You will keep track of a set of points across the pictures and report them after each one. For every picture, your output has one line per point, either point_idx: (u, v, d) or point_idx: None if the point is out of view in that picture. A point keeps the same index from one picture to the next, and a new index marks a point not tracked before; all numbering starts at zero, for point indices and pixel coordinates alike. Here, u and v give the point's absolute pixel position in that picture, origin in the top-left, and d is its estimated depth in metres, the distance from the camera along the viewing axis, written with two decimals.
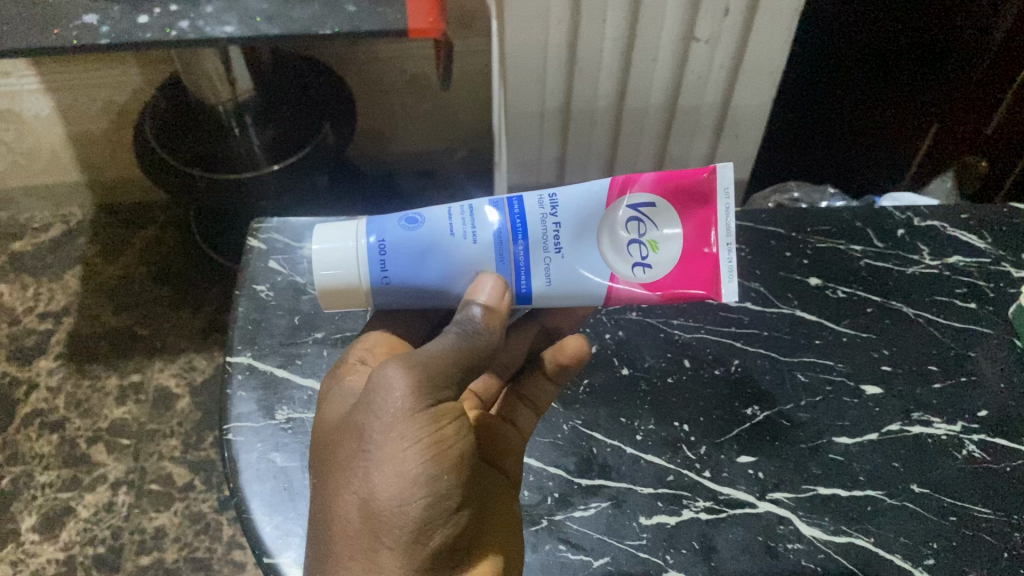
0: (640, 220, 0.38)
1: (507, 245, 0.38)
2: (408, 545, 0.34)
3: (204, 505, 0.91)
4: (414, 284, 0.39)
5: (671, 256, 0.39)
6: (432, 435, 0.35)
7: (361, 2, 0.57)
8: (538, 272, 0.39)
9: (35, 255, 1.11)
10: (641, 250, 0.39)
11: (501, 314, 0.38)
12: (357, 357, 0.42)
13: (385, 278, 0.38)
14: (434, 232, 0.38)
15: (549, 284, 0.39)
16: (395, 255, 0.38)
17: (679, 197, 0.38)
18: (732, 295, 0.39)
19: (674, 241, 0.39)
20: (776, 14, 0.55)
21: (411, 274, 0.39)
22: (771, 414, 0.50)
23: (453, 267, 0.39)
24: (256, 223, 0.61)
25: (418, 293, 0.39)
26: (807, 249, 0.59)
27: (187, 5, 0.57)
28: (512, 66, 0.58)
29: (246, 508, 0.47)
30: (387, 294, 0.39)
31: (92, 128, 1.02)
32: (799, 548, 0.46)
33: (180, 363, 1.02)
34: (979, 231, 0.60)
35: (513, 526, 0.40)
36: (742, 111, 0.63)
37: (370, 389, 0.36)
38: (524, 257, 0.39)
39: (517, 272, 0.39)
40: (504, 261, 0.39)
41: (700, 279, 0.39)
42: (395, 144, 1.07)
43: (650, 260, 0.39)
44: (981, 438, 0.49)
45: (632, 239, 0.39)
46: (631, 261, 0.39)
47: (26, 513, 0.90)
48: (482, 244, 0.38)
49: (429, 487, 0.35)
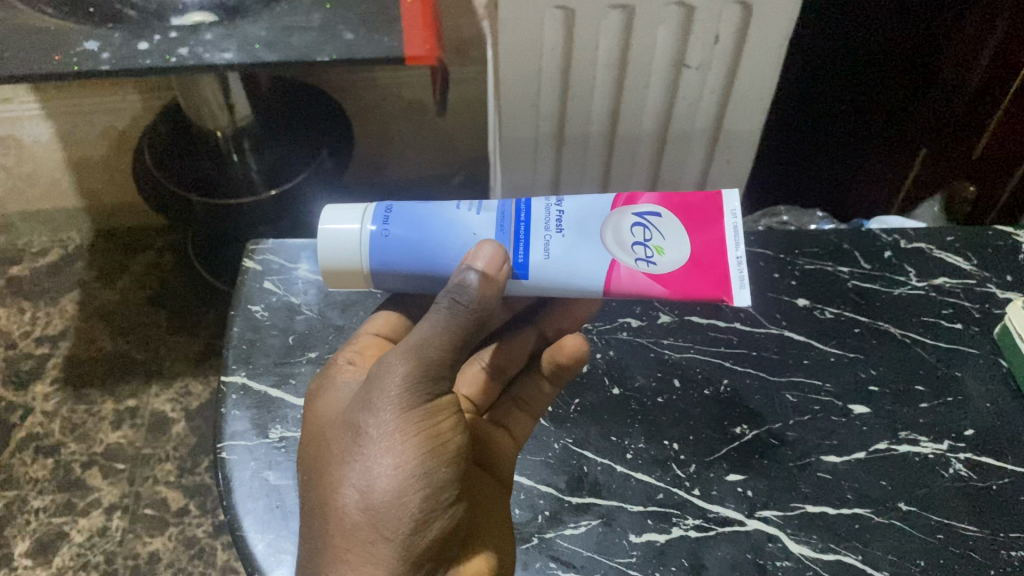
0: (645, 226, 0.40)
1: (509, 219, 0.40)
2: (407, 536, 0.35)
3: (199, 530, 0.91)
4: (413, 244, 0.40)
5: (677, 259, 0.39)
6: (431, 428, 0.36)
7: (359, 30, 0.58)
8: (537, 245, 0.40)
9: (34, 280, 1.12)
10: (646, 251, 0.39)
11: (496, 284, 0.37)
12: (345, 359, 0.44)
13: (385, 232, 0.40)
14: (437, 205, 0.41)
15: (546, 258, 0.40)
16: (398, 216, 0.41)
17: (685, 210, 0.40)
18: (743, 300, 0.38)
19: (680, 245, 0.39)
20: (765, 41, 0.56)
21: (412, 232, 0.40)
22: (760, 433, 0.51)
23: (453, 233, 0.40)
24: (253, 244, 0.62)
25: (414, 255, 0.40)
26: (796, 270, 0.60)
27: (187, 33, 0.58)
28: (506, 90, 0.60)
29: (239, 526, 0.47)
30: (384, 251, 0.40)
31: (91, 152, 1.04)
32: (788, 565, 0.46)
33: (176, 388, 1.02)
34: (965, 253, 0.61)
35: (504, 525, 0.41)
36: (734, 135, 0.64)
37: (370, 382, 0.37)
38: (525, 230, 0.40)
39: (515, 243, 0.40)
40: (504, 231, 0.40)
41: (709, 283, 0.39)
42: (391, 169, 1.09)
43: (655, 260, 0.39)
44: (967, 457, 0.50)
45: (637, 240, 0.39)
46: (633, 257, 0.39)
47: (19, 538, 0.90)
48: (484, 217, 0.41)
49: (427, 479, 0.36)
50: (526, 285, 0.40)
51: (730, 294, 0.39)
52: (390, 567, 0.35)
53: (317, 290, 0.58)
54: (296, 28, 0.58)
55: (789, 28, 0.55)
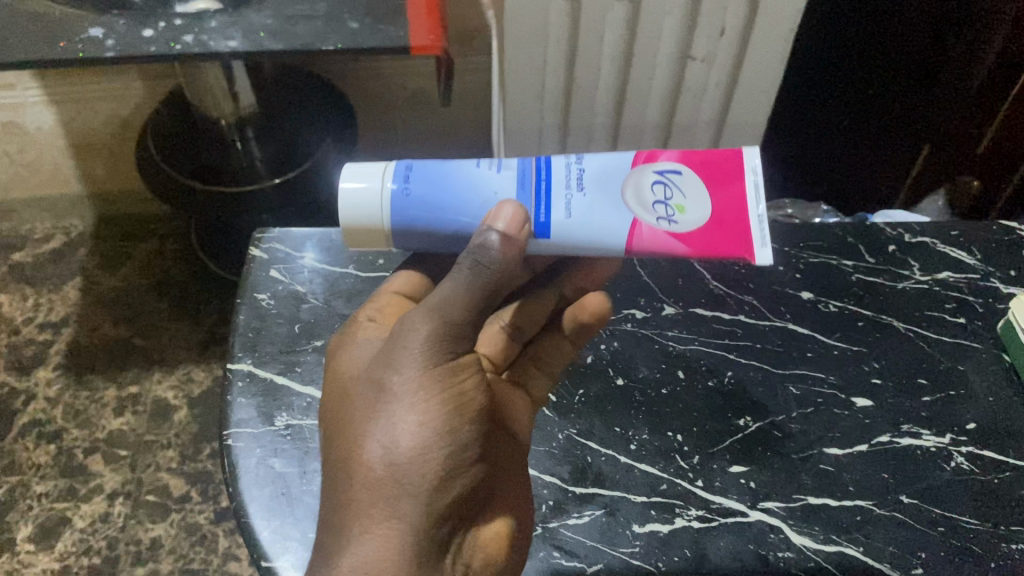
0: (666, 184, 0.39)
1: (530, 178, 0.40)
2: (430, 492, 0.36)
3: (201, 517, 0.91)
4: (435, 202, 0.39)
5: (699, 217, 0.39)
6: (454, 387, 0.37)
7: (364, 19, 0.58)
8: (559, 203, 0.39)
9: (36, 266, 1.12)
10: (667, 210, 0.39)
11: (518, 244, 0.37)
12: (367, 316, 0.43)
13: (406, 192, 0.39)
14: (459, 165, 0.41)
15: (568, 217, 0.39)
16: (420, 175, 0.40)
17: (706, 168, 0.40)
18: (765, 258, 0.38)
19: (701, 204, 0.39)
20: (772, 35, 0.56)
21: (433, 190, 0.39)
22: (762, 424, 0.51)
23: (475, 191, 0.40)
24: (258, 232, 0.62)
25: (437, 214, 0.39)
26: (800, 263, 0.60)
27: (192, 21, 0.58)
28: (511, 80, 0.60)
29: (245, 513, 0.47)
30: (405, 210, 0.39)
31: (94, 139, 1.04)
32: (789, 556, 0.46)
33: (179, 375, 1.02)
34: (968, 247, 0.61)
35: (523, 484, 0.42)
36: (739, 128, 0.64)
37: (394, 339, 0.37)
38: (546, 188, 0.39)
39: (536, 203, 0.39)
40: (524, 190, 0.40)
41: (731, 241, 0.38)
42: (395, 159, 1.09)
43: (677, 216, 0.39)
44: (969, 450, 0.50)
45: (658, 198, 0.39)
46: (654, 216, 0.39)
47: (22, 523, 0.90)
48: (506, 176, 0.40)
49: (449, 437, 0.36)
50: (547, 243, 0.39)
51: (752, 252, 0.38)
52: (414, 522, 0.35)
53: (323, 279, 0.58)
54: (301, 17, 0.58)
55: (795, 22, 0.55)
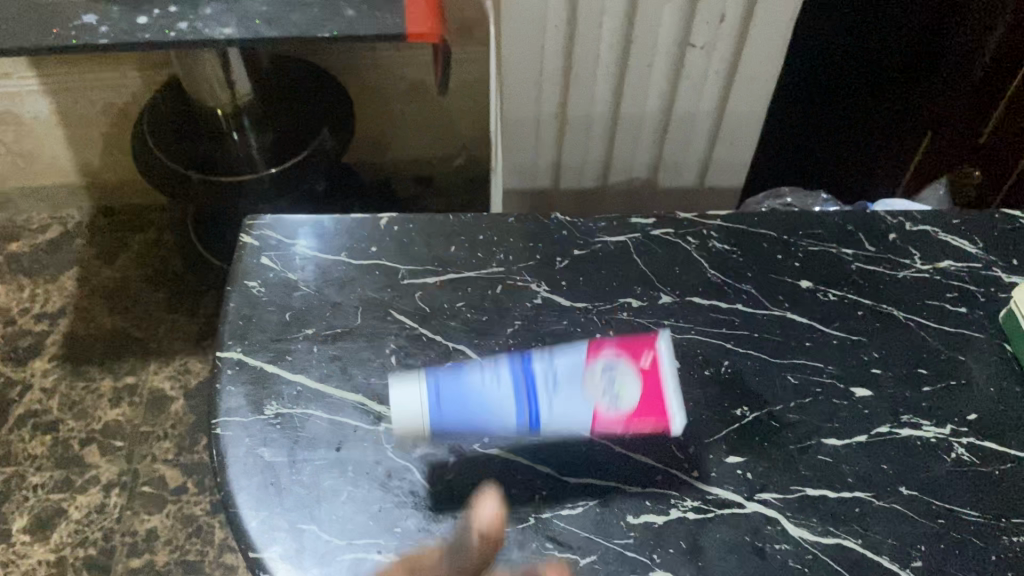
0: (611, 372, 0.46)
1: (526, 387, 0.46)
2: None
3: (197, 507, 0.91)
4: (462, 411, 0.45)
5: (634, 401, 0.46)
6: None
7: (361, 7, 0.57)
8: (544, 400, 0.46)
9: (32, 256, 1.11)
10: (612, 396, 0.46)
11: (495, 539, 0.43)
12: None
13: (439, 413, 0.45)
14: (471, 372, 0.46)
15: (552, 415, 0.46)
16: (447, 391, 0.45)
17: (634, 352, 0.47)
18: (678, 426, 0.47)
19: (635, 388, 0.46)
20: (772, 21, 0.55)
21: (460, 406, 0.45)
22: (760, 414, 0.50)
23: (494, 403, 0.45)
24: (249, 219, 0.60)
25: (464, 423, 0.45)
26: (799, 251, 0.59)
27: (186, 7, 0.57)
28: (508, 69, 0.59)
29: (234, 503, 0.47)
30: (439, 421, 0.45)
31: (91, 128, 1.03)
32: (787, 548, 0.46)
33: (175, 365, 1.01)
34: (971, 236, 0.60)
35: None
36: (738, 118, 0.63)
37: None
38: (535, 391, 0.46)
39: (529, 398, 0.45)
40: (523, 397, 0.45)
41: (657, 415, 0.47)
42: (394, 150, 1.08)
43: (619, 401, 0.46)
44: (970, 441, 0.49)
45: (604, 387, 0.46)
46: (602, 401, 0.46)
47: (18, 514, 0.90)
48: (511, 387, 0.46)
49: None
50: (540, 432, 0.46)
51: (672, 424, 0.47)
52: None
53: (316, 267, 0.57)
54: (297, 4, 0.57)
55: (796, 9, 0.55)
